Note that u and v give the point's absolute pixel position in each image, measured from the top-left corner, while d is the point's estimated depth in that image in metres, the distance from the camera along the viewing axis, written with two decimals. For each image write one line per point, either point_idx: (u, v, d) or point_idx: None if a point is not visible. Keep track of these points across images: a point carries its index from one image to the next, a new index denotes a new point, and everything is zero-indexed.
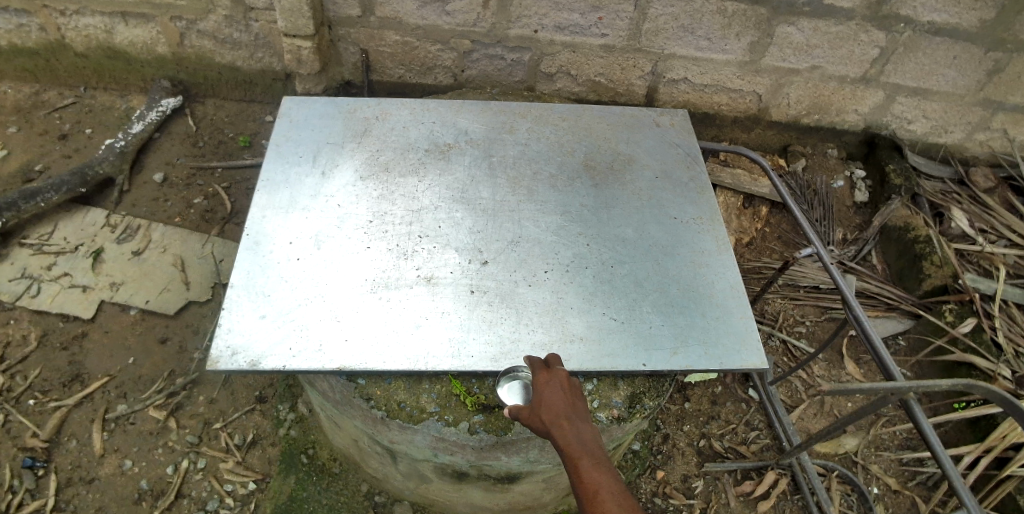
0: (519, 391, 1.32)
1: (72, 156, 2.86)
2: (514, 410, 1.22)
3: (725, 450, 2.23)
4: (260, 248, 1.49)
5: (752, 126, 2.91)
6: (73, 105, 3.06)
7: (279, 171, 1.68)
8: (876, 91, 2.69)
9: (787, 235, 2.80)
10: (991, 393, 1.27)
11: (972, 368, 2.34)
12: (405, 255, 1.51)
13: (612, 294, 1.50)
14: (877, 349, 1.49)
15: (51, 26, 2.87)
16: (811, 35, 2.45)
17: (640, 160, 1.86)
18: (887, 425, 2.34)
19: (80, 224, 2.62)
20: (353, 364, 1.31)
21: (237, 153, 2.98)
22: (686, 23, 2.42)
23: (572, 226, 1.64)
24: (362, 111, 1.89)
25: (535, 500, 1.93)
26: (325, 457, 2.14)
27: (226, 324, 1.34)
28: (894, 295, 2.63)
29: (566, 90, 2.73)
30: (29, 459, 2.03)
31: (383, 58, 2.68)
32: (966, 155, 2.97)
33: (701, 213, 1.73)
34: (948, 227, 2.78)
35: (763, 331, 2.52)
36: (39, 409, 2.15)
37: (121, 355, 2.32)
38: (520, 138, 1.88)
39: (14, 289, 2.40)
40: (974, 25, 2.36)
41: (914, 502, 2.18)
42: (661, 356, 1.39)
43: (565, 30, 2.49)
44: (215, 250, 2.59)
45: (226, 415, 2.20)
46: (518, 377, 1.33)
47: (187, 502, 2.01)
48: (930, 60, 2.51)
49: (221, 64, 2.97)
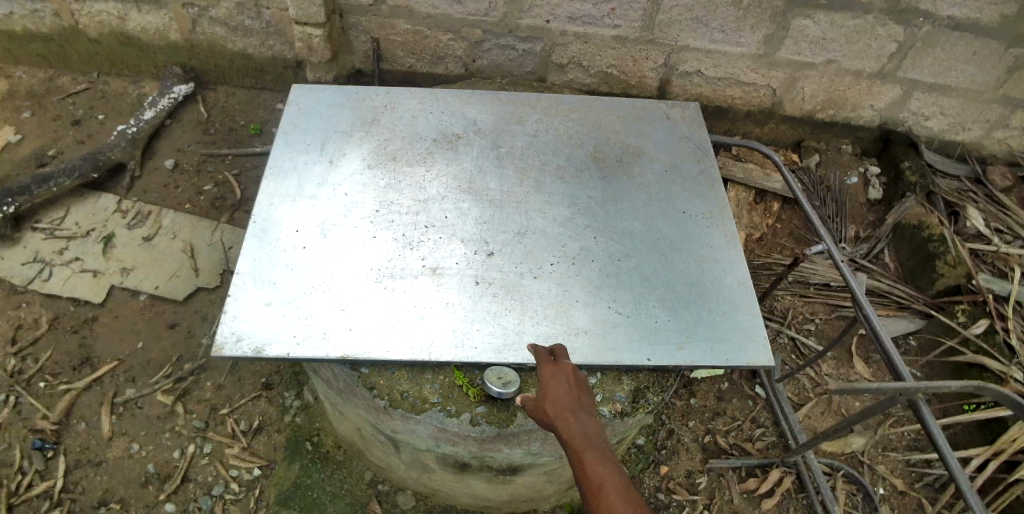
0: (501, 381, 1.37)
1: (85, 142, 2.88)
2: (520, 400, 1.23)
3: (730, 447, 2.21)
4: (265, 236, 1.49)
5: (765, 120, 2.87)
6: (86, 92, 3.08)
7: (286, 159, 1.67)
8: (893, 87, 2.64)
9: (799, 232, 2.76)
10: (1001, 396, 1.26)
11: (984, 370, 2.30)
12: (410, 245, 1.51)
13: (618, 288, 1.49)
14: (886, 349, 1.47)
15: (65, 12, 2.88)
16: (827, 28, 2.40)
17: (650, 152, 1.84)
18: (894, 425, 2.32)
19: (91, 209, 2.64)
20: (356, 353, 1.32)
21: (247, 140, 2.98)
22: (700, 14, 2.39)
23: (579, 219, 1.62)
24: (371, 100, 1.88)
25: (536, 492, 1.93)
26: (329, 445, 2.15)
27: (231, 311, 1.35)
28: (905, 294, 2.59)
29: (577, 81, 2.70)
30: (39, 440, 2.06)
31: (394, 47, 2.67)
32: (984, 153, 2.92)
33: (710, 208, 1.71)
34: (964, 225, 2.72)
35: (771, 328, 2.49)
36: (49, 391, 2.18)
37: (130, 339, 2.34)
38: (528, 129, 1.86)
39: (26, 273, 2.43)
40: (995, 21, 2.30)
41: (920, 504, 2.16)
42: (666, 351, 1.38)
43: (577, 21, 2.46)
44: (224, 237, 2.60)
45: (233, 401, 2.22)
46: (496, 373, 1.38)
47: (192, 486, 2.03)
48: (949, 55, 2.46)
49: (232, 51, 2.97)
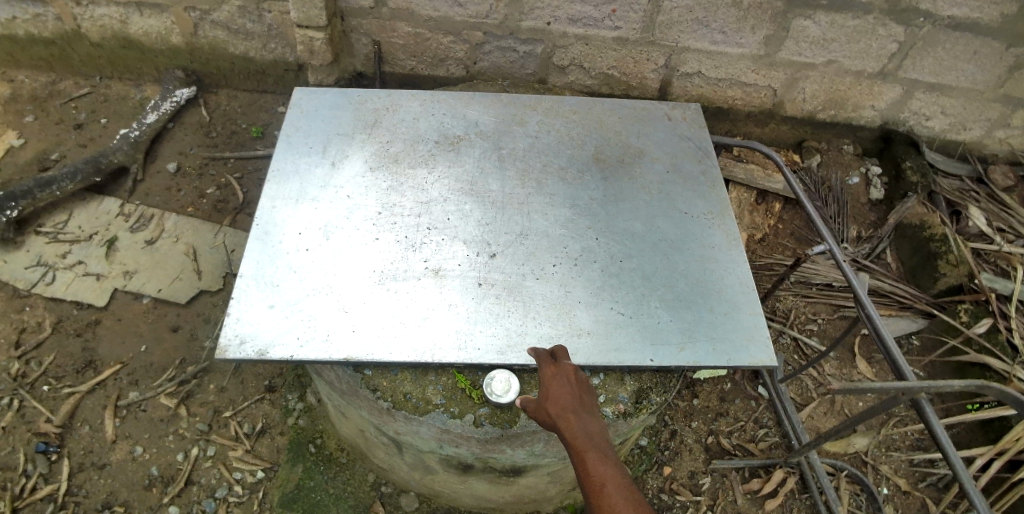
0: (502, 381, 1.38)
1: (87, 145, 2.89)
2: (521, 401, 1.23)
3: (732, 447, 2.21)
4: (268, 238, 1.50)
5: (766, 121, 2.87)
6: (88, 95, 3.09)
7: (288, 161, 1.68)
8: (894, 86, 2.64)
9: (801, 232, 2.76)
10: (1004, 395, 1.26)
11: (986, 369, 2.32)
12: (413, 247, 1.51)
13: (620, 288, 1.49)
14: (888, 349, 1.47)
15: (67, 16, 2.89)
16: (827, 28, 2.41)
17: (651, 153, 1.85)
18: (898, 425, 2.31)
19: (94, 213, 2.64)
20: (359, 355, 1.32)
21: (249, 143, 2.99)
22: (700, 15, 2.39)
23: (581, 220, 1.63)
24: (372, 102, 1.89)
25: (540, 493, 1.93)
26: (332, 447, 2.15)
27: (234, 313, 1.35)
28: (908, 293, 2.58)
29: (577, 83, 2.70)
30: (42, 444, 2.06)
31: (394, 49, 2.68)
32: (985, 152, 2.91)
33: (711, 208, 1.71)
34: (965, 225, 2.72)
35: (773, 328, 2.49)
36: (52, 395, 2.19)
37: (133, 342, 2.34)
38: (529, 131, 1.87)
39: (29, 277, 2.43)
40: (996, 20, 2.30)
41: (924, 504, 2.15)
42: (668, 352, 1.39)
43: (577, 23, 2.46)
44: (226, 240, 2.61)
45: (236, 404, 2.22)
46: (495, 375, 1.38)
47: (195, 489, 2.03)
48: (950, 55, 2.46)
49: (234, 55, 2.98)
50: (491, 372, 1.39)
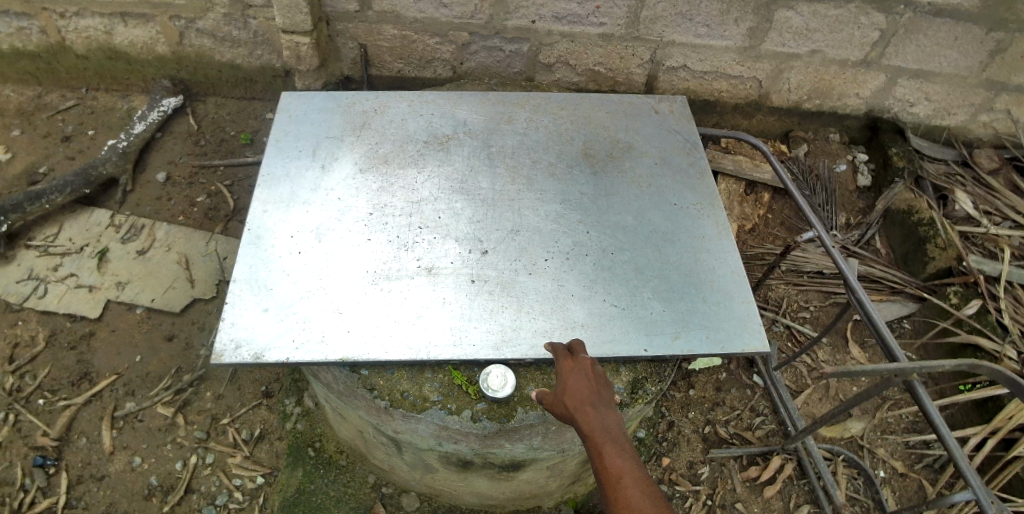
0: (497, 377, 1.39)
1: (76, 157, 2.88)
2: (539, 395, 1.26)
3: (730, 436, 2.23)
4: (260, 243, 1.50)
5: (752, 112, 2.90)
6: (75, 107, 3.08)
7: (278, 166, 1.68)
8: (877, 74, 2.67)
9: (790, 221, 2.78)
10: (997, 373, 1.26)
11: (978, 350, 2.34)
12: (405, 247, 1.52)
13: (612, 281, 1.50)
14: (880, 332, 1.48)
15: (52, 28, 2.88)
16: (809, 19, 2.43)
17: (640, 146, 1.86)
18: (892, 408, 2.34)
19: (85, 224, 2.63)
20: (354, 355, 1.33)
21: (239, 150, 2.99)
22: (684, 10, 2.41)
23: (571, 214, 1.64)
24: (361, 104, 1.89)
25: (541, 488, 1.94)
26: (331, 450, 2.15)
27: (228, 318, 1.36)
28: (898, 278, 2.62)
29: (565, 80, 2.72)
30: (40, 457, 2.05)
31: (382, 53, 2.68)
32: (970, 137, 2.94)
33: (701, 198, 1.73)
34: (952, 209, 2.76)
35: (767, 317, 2.51)
36: (49, 408, 2.18)
37: (128, 353, 2.34)
38: (518, 128, 1.88)
39: (22, 291, 2.42)
40: (975, 6, 2.33)
41: (921, 485, 2.17)
42: (662, 341, 1.40)
43: (562, 20, 2.48)
44: (218, 247, 2.60)
45: (233, 411, 2.22)
46: (490, 372, 1.40)
47: (196, 497, 2.04)
48: (932, 41, 2.49)
49: (220, 62, 2.98)
50: (487, 368, 1.40)
